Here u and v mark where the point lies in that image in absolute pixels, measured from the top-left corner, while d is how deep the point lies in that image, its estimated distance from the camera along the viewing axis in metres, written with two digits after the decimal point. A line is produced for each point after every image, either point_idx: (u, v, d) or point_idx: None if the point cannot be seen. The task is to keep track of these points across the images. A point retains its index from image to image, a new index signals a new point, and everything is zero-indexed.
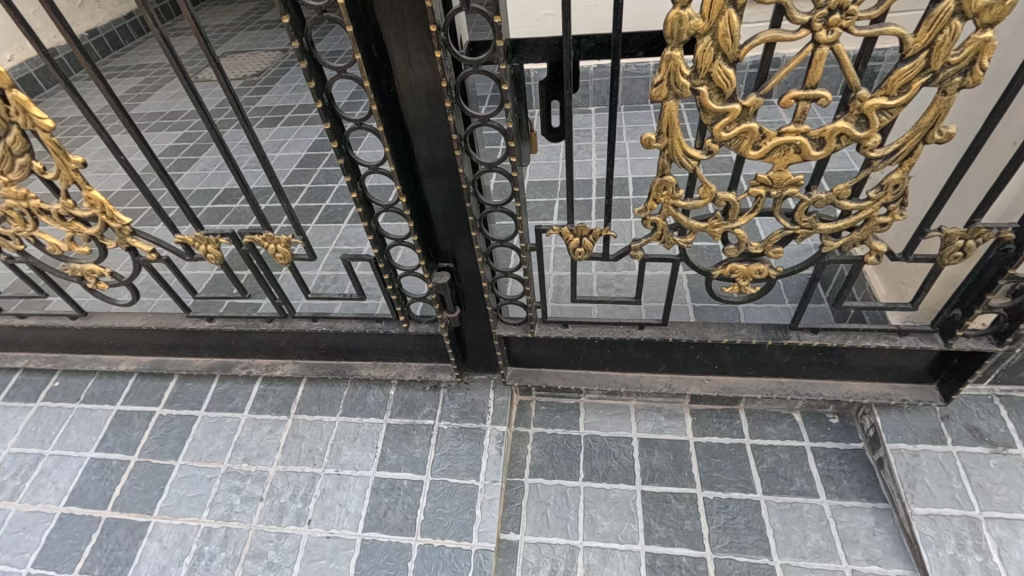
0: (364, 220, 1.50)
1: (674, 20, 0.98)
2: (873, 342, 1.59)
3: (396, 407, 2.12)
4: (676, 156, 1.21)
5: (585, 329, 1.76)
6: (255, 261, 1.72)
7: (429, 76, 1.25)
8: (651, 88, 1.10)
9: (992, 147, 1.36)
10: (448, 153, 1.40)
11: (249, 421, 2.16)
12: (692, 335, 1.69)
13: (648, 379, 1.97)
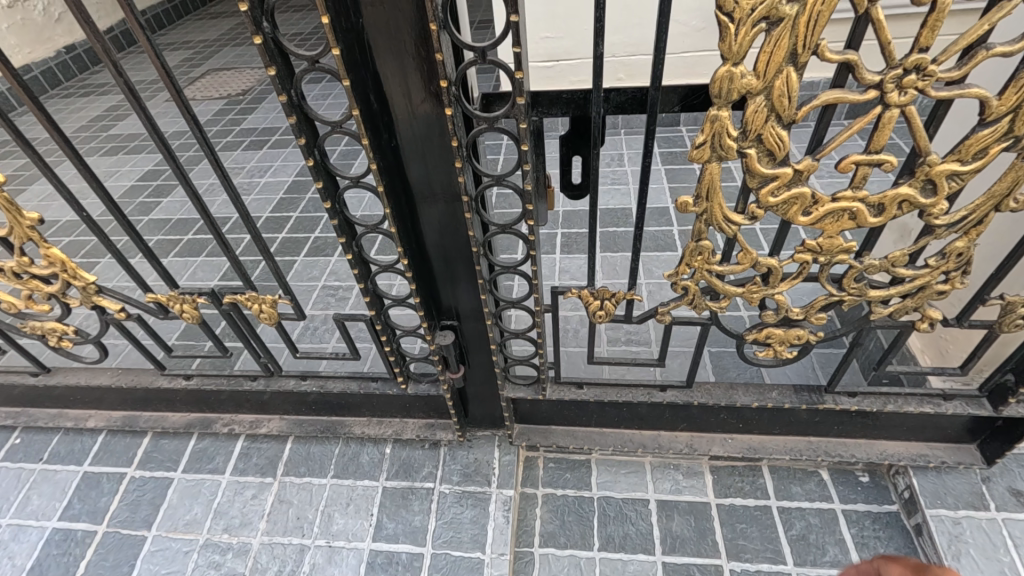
0: (360, 282, 1.34)
1: (724, 76, 0.85)
2: (915, 407, 1.49)
3: (393, 468, 1.95)
4: (715, 222, 1.07)
5: (600, 391, 1.70)
6: (237, 319, 1.55)
7: (435, 129, 1.11)
8: (691, 149, 0.96)
9: None
10: (456, 209, 1.26)
11: (230, 484, 1.97)
12: (718, 399, 1.60)
13: (666, 439, 1.86)
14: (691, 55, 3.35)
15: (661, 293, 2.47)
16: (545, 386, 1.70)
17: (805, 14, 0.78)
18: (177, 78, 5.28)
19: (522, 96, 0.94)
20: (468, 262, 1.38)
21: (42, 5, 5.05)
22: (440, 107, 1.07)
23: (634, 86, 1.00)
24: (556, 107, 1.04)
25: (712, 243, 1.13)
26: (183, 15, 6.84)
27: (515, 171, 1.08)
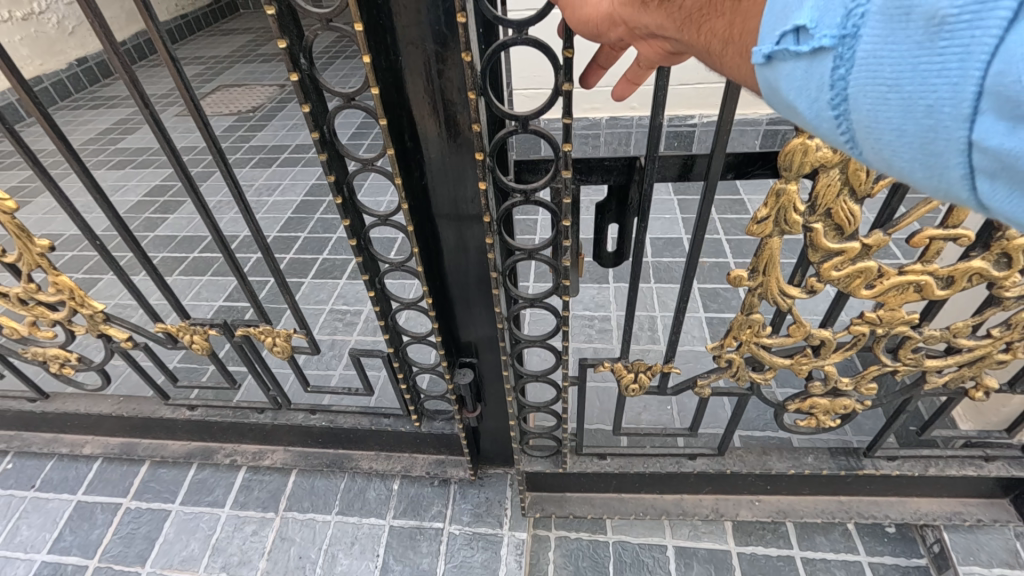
0: (380, 318, 1.29)
1: (798, 148, 0.90)
2: (959, 470, 1.64)
3: (401, 506, 1.87)
4: (770, 294, 1.17)
5: (626, 461, 1.75)
6: (247, 352, 1.49)
7: (467, 171, 1.09)
8: (754, 222, 1.02)
9: None
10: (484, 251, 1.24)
11: (231, 519, 1.89)
12: (754, 465, 1.69)
13: (690, 503, 1.84)
14: (705, 86, 3.37)
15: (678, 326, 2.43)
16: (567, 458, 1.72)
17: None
18: (187, 94, 5.31)
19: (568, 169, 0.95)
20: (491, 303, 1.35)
21: (56, 19, 5.12)
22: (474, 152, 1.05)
23: (684, 154, 1.04)
24: (597, 173, 1.05)
25: (763, 315, 1.25)
26: (195, 31, 6.90)
27: (547, 240, 1.06)
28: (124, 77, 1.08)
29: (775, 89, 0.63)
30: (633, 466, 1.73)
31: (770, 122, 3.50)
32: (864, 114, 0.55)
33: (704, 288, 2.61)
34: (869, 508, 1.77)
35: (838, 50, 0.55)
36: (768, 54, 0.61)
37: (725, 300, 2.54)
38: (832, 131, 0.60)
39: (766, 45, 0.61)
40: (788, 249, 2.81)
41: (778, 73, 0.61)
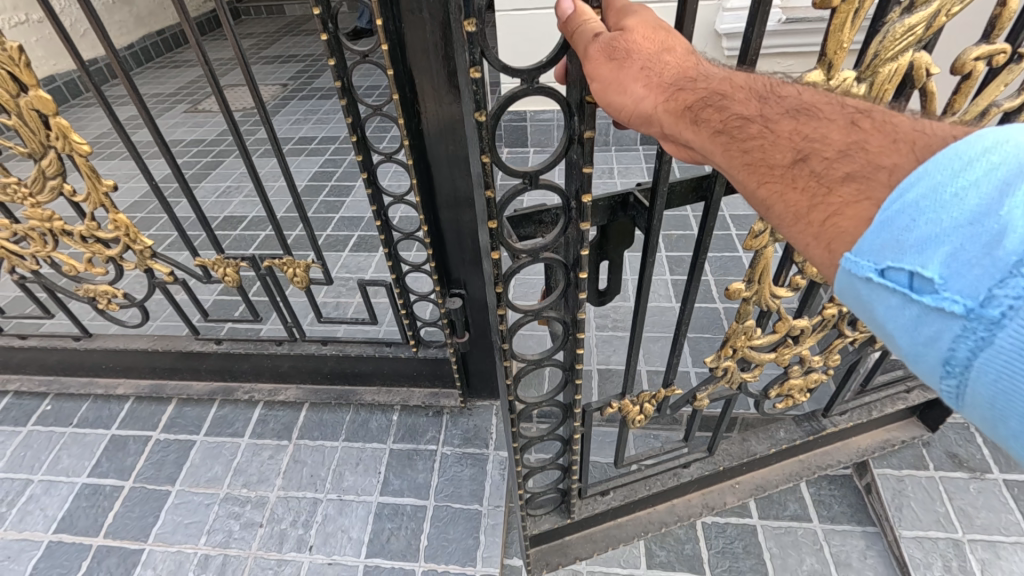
0: (384, 246, 1.57)
1: None
2: (891, 406, 1.86)
3: (399, 433, 2.14)
4: (762, 299, 1.35)
5: (628, 491, 1.72)
6: (271, 285, 1.77)
7: (454, 127, 1.40)
8: (748, 237, 1.19)
9: None
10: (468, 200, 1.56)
11: (249, 446, 2.15)
12: (739, 454, 1.77)
13: (682, 507, 1.81)
14: None
15: (646, 287, 2.71)
16: (572, 507, 1.66)
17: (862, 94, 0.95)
18: (193, 93, 5.62)
19: (587, 222, 1.01)
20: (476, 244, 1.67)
21: (69, 22, 5.42)
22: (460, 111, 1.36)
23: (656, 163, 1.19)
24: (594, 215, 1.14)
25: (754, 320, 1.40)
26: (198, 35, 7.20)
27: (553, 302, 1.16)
28: (191, 42, 1.33)
29: (866, 308, 0.60)
30: (633, 492, 1.71)
31: None
32: (982, 393, 0.51)
33: (670, 256, 2.89)
34: (823, 457, 1.89)
35: (970, 323, 0.50)
36: (878, 271, 0.57)
37: (689, 266, 2.83)
38: (932, 377, 0.56)
39: (864, 263, 0.59)
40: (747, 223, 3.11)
41: (875, 297, 0.58)
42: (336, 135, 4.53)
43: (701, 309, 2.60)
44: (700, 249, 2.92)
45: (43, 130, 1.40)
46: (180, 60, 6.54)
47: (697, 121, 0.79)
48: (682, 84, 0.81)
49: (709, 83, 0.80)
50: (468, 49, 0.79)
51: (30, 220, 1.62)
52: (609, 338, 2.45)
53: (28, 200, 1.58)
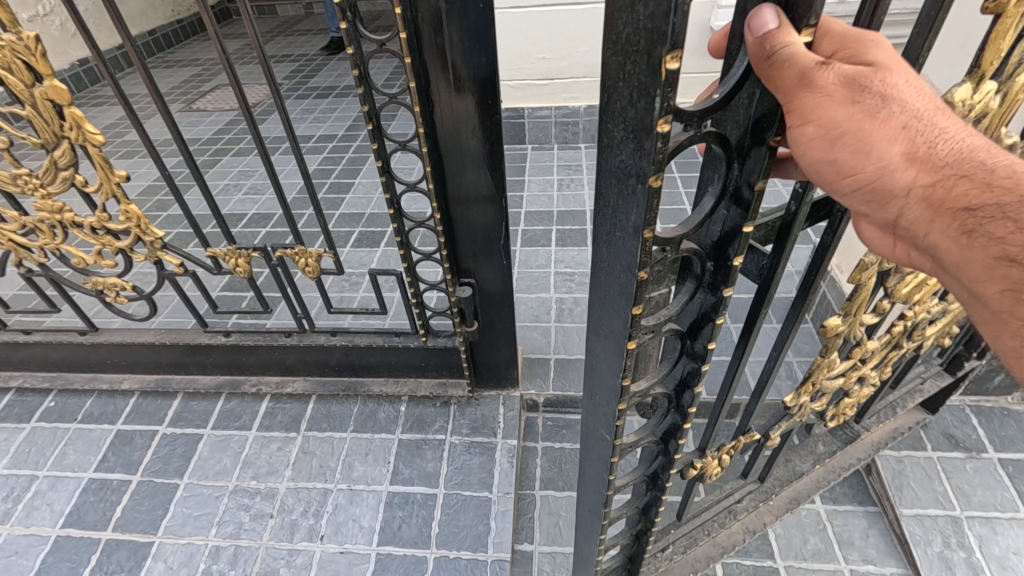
0: (396, 233, 1.59)
1: None
2: (907, 399, 1.74)
3: (407, 423, 2.15)
4: (851, 329, 1.16)
5: (687, 540, 1.49)
6: (281, 275, 1.78)
7: (467, 122, 1.42)
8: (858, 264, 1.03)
9: None
10: (480, 196, 1.58)
11: (257, 439, 2.16)
12: (789, 475, 1.58)
13: (723, 536, 1.55)
14: None
15: None
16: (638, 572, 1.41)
17: (997, 107, 0.83)
18: (186, 92, 5.59)
19: (732, 286, 0.77)
20: (487, 239, 1.69)
21: (60, 22, 5.36)
22: (474, 105, 1.39)
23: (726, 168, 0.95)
24: None
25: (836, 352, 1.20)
26: (190, 35, 7.16)
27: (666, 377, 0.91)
28: (210, 31, 1.35)
29: None
30: (690, 538, 1.48)
31: None
32: None
33: None
34: (845, 456, 1.68)
35: None
36: None
37: None
38: None
39: None
40: None
41: None
42: (334, 133, 4.54)
43: None
44: None
45: (56, 120, 1.41)
46: (172, 60, 6.50)
47: (971, 232, 0.64)
48: (976, 188, 0.63)
49: (1007, 186, 0.63)
50: (651, 97, 0.53)
51: (40, 212, 1.62)
52: None
53: (39, 191, 1.58)
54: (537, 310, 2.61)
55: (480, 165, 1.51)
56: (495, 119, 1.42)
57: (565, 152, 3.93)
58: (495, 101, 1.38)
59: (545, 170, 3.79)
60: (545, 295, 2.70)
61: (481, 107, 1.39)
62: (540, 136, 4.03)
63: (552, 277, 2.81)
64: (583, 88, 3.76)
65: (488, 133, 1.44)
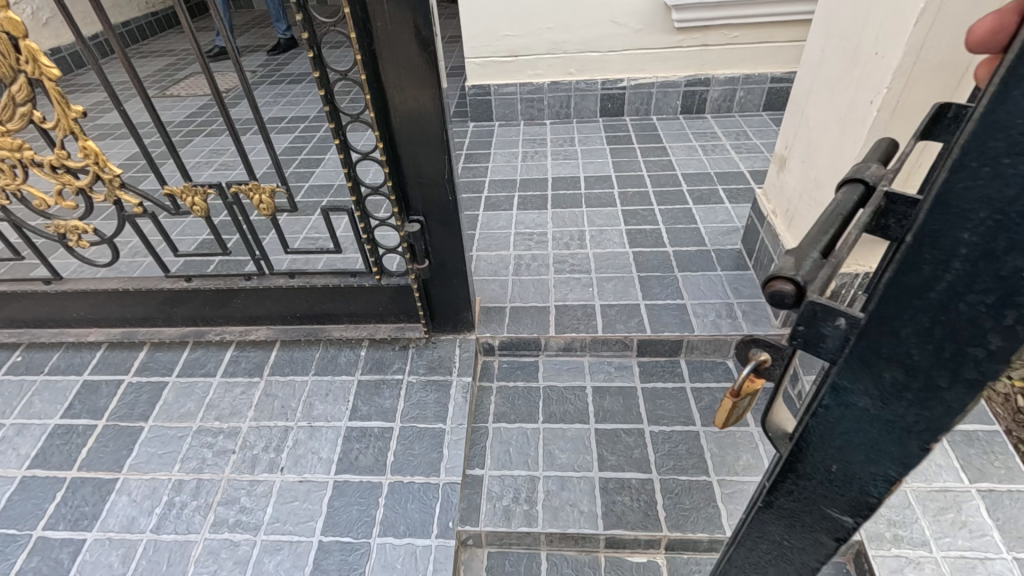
0: (344, 166, 1.69)
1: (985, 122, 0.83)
2: None
3: (367, 365, 2.25)
4: None
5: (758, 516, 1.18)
6: (237, 213, 1.87)
7: (406, 53, 1.54)
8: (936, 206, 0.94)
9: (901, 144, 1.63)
10: (429, 132, 1.70)
11: (221, 384, 2.24)
12: None
13: None
14: (632, 53, 3.80)
15: (602, 237, 2.86)
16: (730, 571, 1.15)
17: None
18: (161, 80, 5.63)
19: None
20: (438, 175, 1.81)
21: (31, 10, 5.37)
22: (413, 41, 1.51)
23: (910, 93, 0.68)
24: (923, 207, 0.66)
25: None
26: (165, 28, 7.18)
27: None
28: None
29: None
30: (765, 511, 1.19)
31: (689, 85, 3.94)
32: None
33: (626, 210, 3.06)
34: None
35: None
36: None
37: (643, 218, 2.98)
38: None
39: None
40: (698, 180, 3.30)
41: None
42: (307, 115, 4.61)
43: (653, 253, 2.74)
44: (653, 203, 3.09)
45: (12, 53, 1.48)
46: (147, 51, 6.51)
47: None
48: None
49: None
50: None
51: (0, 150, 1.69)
52: (567, 280, 2.59)
53: None
54: (495, 265, 2.72)
55: (424, 101, 1.63)
56: (435, 55, 1.54)
57: (531, 128, 4.06)
58: (432, 38, 1.50)
59: (511, 144, 3.90)
60: (504, 253, 2.81)
61: (420, 44, 1.51)
62: (506, 113, 4.15)
63: (512, 238, 2.91)
64: (547, 65, 3.89)
65: (429, 69, 1.56)
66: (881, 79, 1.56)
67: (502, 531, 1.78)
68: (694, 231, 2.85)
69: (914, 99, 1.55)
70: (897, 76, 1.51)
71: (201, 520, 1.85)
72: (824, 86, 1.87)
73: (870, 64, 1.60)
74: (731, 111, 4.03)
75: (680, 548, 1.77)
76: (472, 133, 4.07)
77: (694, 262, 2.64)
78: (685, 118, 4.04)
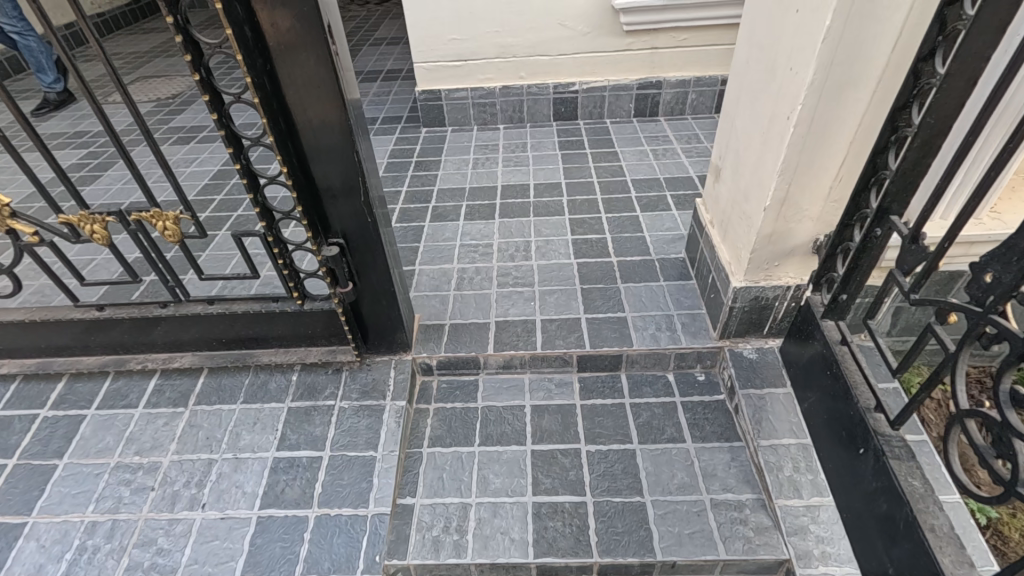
0: (249, 192, 1.59)
1: None
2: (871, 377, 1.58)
3: (298, 391, 2.16)
4: None
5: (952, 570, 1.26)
6: (143, 240, 1.76)
7: (308, 74, 1.45)
8: None
9: (817, 153, 1.62)
10: (341, 154, 1.62)
11: (143, 416, 2.13)
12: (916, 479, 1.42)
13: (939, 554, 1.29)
14: (582, 56, 3.75)
15: (547, 248, 2.82)
16: None
17: None
18: (103, 85, 5.39)
19: None
20: (354, 196, 1.72)
21: None
22: (309, 62, 1.42)
23: None
24: None
25: None
26: (113, 30, 6.90)
27: None
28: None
29: None
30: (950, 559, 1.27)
31: (641, 88, 3.90)
32: None
33: (574, 219, 3.02)
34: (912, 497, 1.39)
35: None
36: None
37: (589, 227, 2.95)
38: None
39: None
40: (648, 186, 3.26)
41: None
42: None
43: (598, 263, 2.70)
44: (601, 212, 3.05)
45: None
46: (90, 54, 6.24)
47: None
48: None
49: None
50: None
51: None
52: (509, 294, 2.54)
53: None
54: (437, 279, 2.66)
55: (330, 122, 1.55)
56: (336, 77, 1.46)
57: (484, 134, 4.00)
58: (329, 59, 1.42)
59: (462, 150, 3.83)
60: (448, 266, 2.74)
61: (317, 64, 1.43)
62: (459, 118, 4.07)
63: (457, 250, 2.85)
64: (497, 69, 3.82)
65: (331, 91, 1.48)
66: (795, 96, 1.53)
67: (430, 564, 1.73)
68: (640, 240, 2.83)
69: (827, 116, 1.54)
70: (810, 93, 1.48)
71: (115, 565, 1.75)
72: (749, 99, 1.85)
73: (786, 80, 1.57)
74: (684, 113, 4.01)
75: (613, 572, 1.73)
76: (423, 139, 3.99)
77: (637, 272, 2.61)
78: (638, 121, 4.01)
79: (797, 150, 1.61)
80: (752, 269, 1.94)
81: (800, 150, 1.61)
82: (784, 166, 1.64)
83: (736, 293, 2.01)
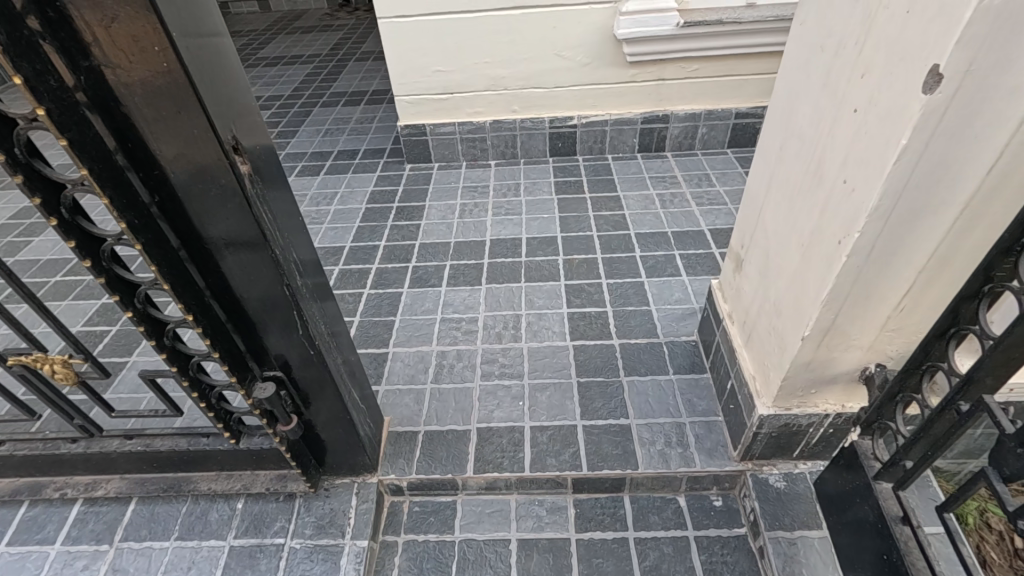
0: (150, 338, 1.25)
1: None
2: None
3: (242, 525, 1.84)
4: None
5: None
6: (34, 381, 1.43)
7: (212, 202, 1.10)
8: None
9: (874, 283, 1.27)
10: (265, 280, 1.26)
11: (59, 556, 1.80)
12: None
13: None
14: (581, 89, 3.39)
15: (540, 324, 2.47)
16: None
17: None
18: None
19: None
20: (287, 323, 1.37)
21: None
22: (210, 188, 1.08)
23: None
24: None
25: None
26: None
27: None
28: None
29: None
30: None
31: (645, 122, 3.53)
32: None
33: (570, 285, 2.67)
34: None
35: None
36: None
37: (588, 297, 2.59)
38: None
39: None
40: (653, 241, 2.90)
41: None
42: None
43: (597, 347, 2.35)
44: (601, 276, 2.70)
45: None
46: None
47: None
48: None
49: None
50: None
51: None
52: (494, 389, 2.20)
53: None
54: (412, 367, 2.31)
55: (249, 252, 1.20)
56: (246, 199, 1.10)
57: (473, 172, 3.64)
58: (237, 184, 1.08)
59: (448, 192, 3.47)
60: (425, 349, 2.40)
61: (218, 186, 1.07)
62: (446, 153, 3.71)
63: (437, 326, 2.51)
64: (486, 102, 3.46)
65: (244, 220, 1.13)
66: (851, 218, 1.18)
67: None
68: (646, 315, 2.48)
69: (892, 244, 1.18)
70: (869, 220, 1.13)
71: None
72: (784, 195, 1.49)
73: (838, 194, 1.22)
74: (693, 148, 3.63)
75: None
76: (406, 179, 3.63)
77: (642, 360, 2.26)
78: (642, 157, 3.64)
79: (849, 280, 1.26)
80: (783, 396, 1.59)
81: (854, 279, 1.26)
82: (830, 296, 1.29)
83: (762, 420, 1.67)
